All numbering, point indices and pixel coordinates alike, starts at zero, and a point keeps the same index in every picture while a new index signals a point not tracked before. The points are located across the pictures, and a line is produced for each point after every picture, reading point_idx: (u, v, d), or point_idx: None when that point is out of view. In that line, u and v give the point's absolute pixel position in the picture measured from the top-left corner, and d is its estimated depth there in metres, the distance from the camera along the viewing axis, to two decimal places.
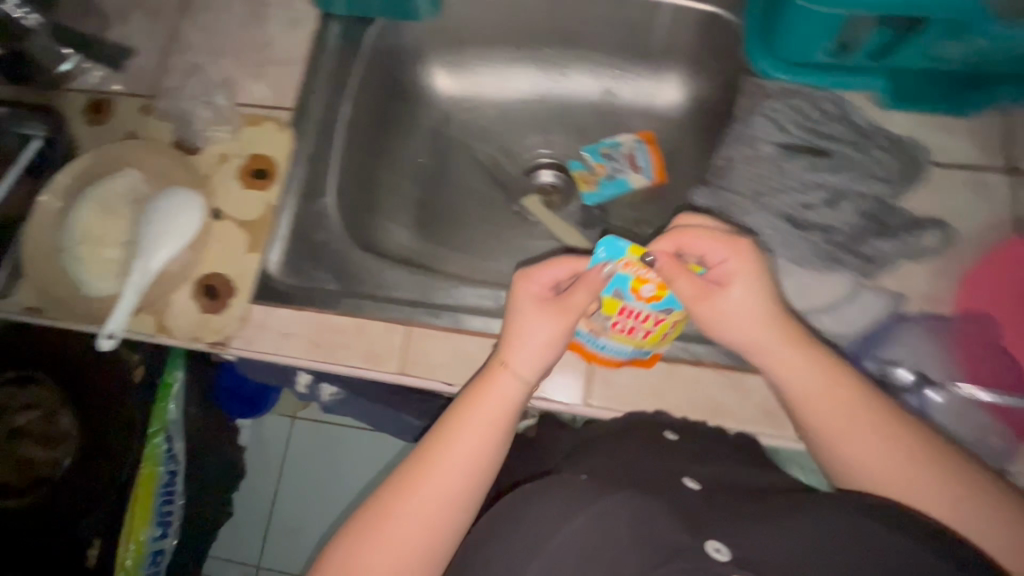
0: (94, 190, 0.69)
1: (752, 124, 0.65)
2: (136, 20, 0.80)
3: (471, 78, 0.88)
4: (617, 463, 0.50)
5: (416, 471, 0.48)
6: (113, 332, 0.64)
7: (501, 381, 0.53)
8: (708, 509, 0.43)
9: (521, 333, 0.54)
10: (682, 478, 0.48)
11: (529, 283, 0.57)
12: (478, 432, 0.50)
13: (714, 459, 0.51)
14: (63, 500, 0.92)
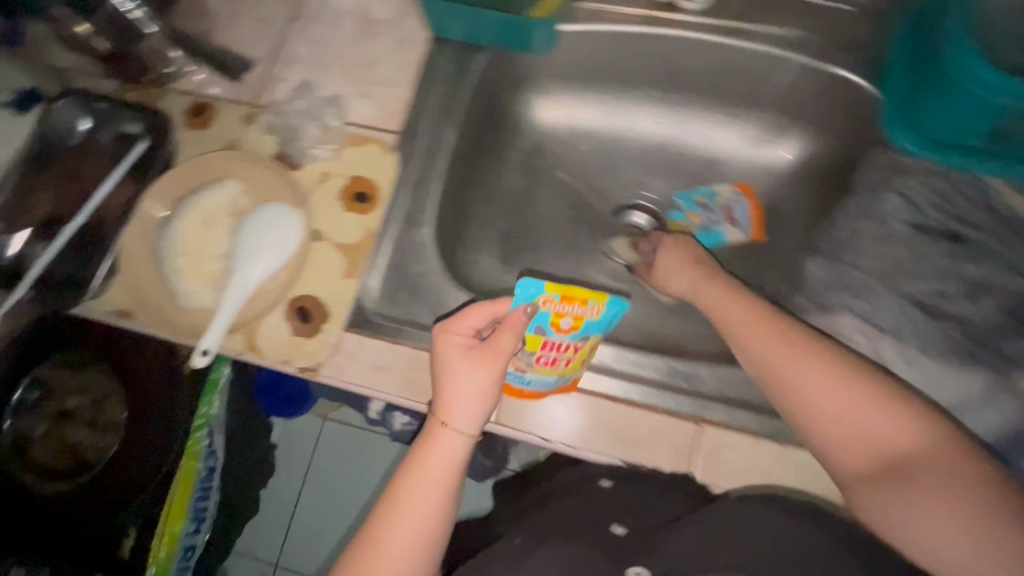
0: (197, 200, 0.69)
1: (882, 200, 0.63)
2: (243, 25, 0.79)
3: (572, 112, 0.86)
4: (557, 515, 0.59)
5: (371, 541, 0.52)
6: (208, 348, 0.62)
7: (441, 440, 0.55)
8: (623, 551, 0.53)
9: (453, 387, 0.56)
10: (609, 525, 0.57)
11: (452, 335, 0.57)
12: (420, 492, 0.53)
13: (635, 499, 0.60)
14: (111, 487, 0.91)
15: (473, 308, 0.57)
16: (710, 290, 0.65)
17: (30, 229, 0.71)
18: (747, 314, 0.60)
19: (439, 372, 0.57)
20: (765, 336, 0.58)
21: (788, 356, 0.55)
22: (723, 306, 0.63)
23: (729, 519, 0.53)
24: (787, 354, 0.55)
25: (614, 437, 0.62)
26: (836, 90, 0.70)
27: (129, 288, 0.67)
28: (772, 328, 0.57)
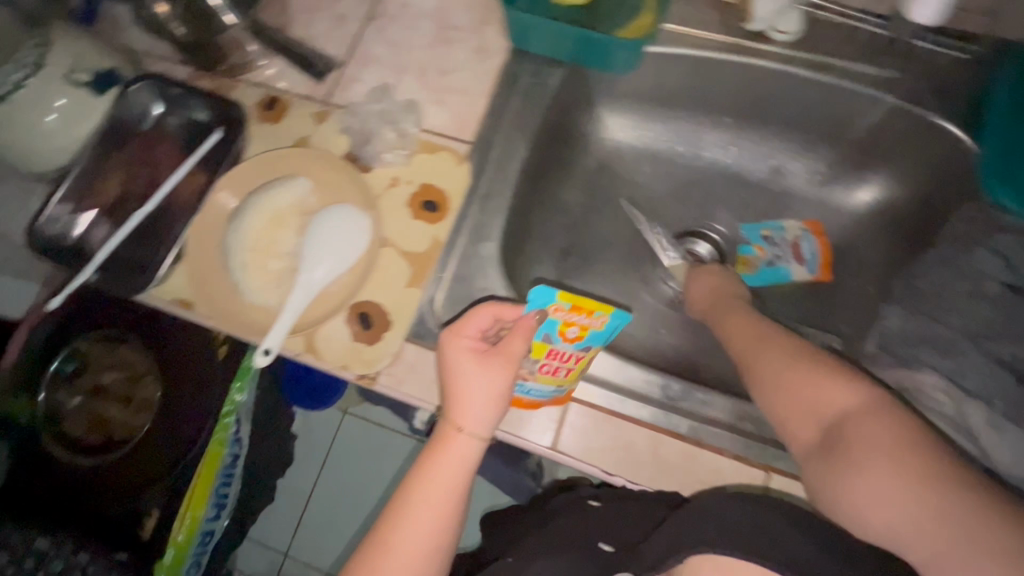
0: (266, 195, 0.68)
1: (974, 256, 0.60)
2: (320, 22, 0.78)
3: (642, 133, 0.84)
4: (543, 537, 0.60)
5: (381, 544, 0.51)
6: (270, 348, 0.62)
7: (454, 445, 0.54)
8: (612, 563, 0.54)
9: (465, 392, 0.55)
10: (599, 541, 0.57)
11: (463, 339, 0.56)
12: (433, 492, 0.53)
13: (622, 517, 0.60)
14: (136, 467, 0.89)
15: (482, 310, 0.56)
16: (720, 307, 0.67)
17: (96, 210, 0.71)
18: (741, 320, 0.61)
19: (448, 375, 0.56)
20: (746, 331, 0.59)
21: (753, 342, 0.57)
22: (726, 315, 0.64)
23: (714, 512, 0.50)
24: (764, 343, 0.56)
25: (677, 477, 0.59)
26: (923, 137, 0.68)
27: (193, 278, 0.66)
28: (754, 327, 0.59)
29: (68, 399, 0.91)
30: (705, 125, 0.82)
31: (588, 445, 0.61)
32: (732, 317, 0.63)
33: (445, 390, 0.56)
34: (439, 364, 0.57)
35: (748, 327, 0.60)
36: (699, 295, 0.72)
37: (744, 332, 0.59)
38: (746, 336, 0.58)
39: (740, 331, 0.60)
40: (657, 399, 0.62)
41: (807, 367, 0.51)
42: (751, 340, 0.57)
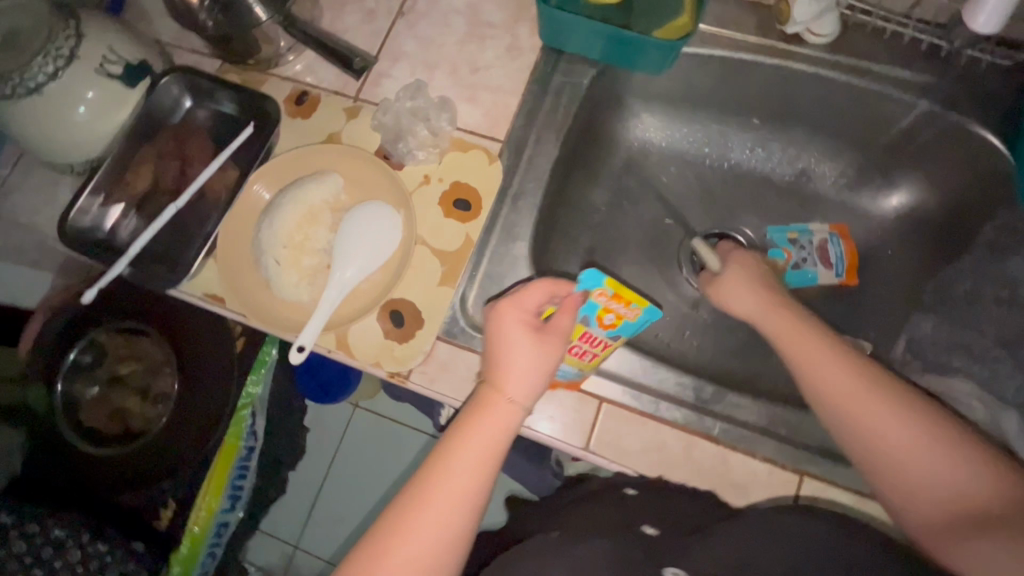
0: (297, 190, 0.68)
1: (1010, 264, 0.60)
2: (350, 16, 0.78)
3: (670, 133, 0.83)
4: (580, 520, 0.54)
5: (410, 509, 0.48)
6: (303, 345, 0.62)
7: (496, 409, 0.53)
8: (657, 553, 0.49)
9: (512, 359, 0.55)
10: (640, 525, 0.52)
11: (518, 307, 0.56)
12: (470, 457, 0.50)
13: (661, 507, 0.55)
14: (151, 459, 0.88)
15: (540, 283, 0.57)
16: (789, 320, 0.60)
17: (124, 203, 0.71)
18: (835, 355, 0.55)
19: (498, 341, 0.56)
20: (849, 378, 0.53)
21: (867, 395, 0.52)
22: (810, 337, 0.57)
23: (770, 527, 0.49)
24: (877, 400, 0.52)
25: (708, 479, 0.60)
26: (960, 142, 0.68)
27: (224, 272, 0.66)
28: (856, 374, 0.53)
29: (86, 389, 0.91)
30: (734, 126, 0.81)
31: (620, 447, 0.61)
32: (815, 346, 0.56)
33: (493, 356, 0.56)
34: (489, 330, 0.57)
35: (847, 370, 0.54)
36: (751, 304, 0.63)
37: (849, 378, 0.53)
38: (853, 387, 0.53)
39: (844, 379, 0.53)
40: (690, 402, 0.62)
41: (936, 443, 0.49)
42: (864, 392, 0.52)
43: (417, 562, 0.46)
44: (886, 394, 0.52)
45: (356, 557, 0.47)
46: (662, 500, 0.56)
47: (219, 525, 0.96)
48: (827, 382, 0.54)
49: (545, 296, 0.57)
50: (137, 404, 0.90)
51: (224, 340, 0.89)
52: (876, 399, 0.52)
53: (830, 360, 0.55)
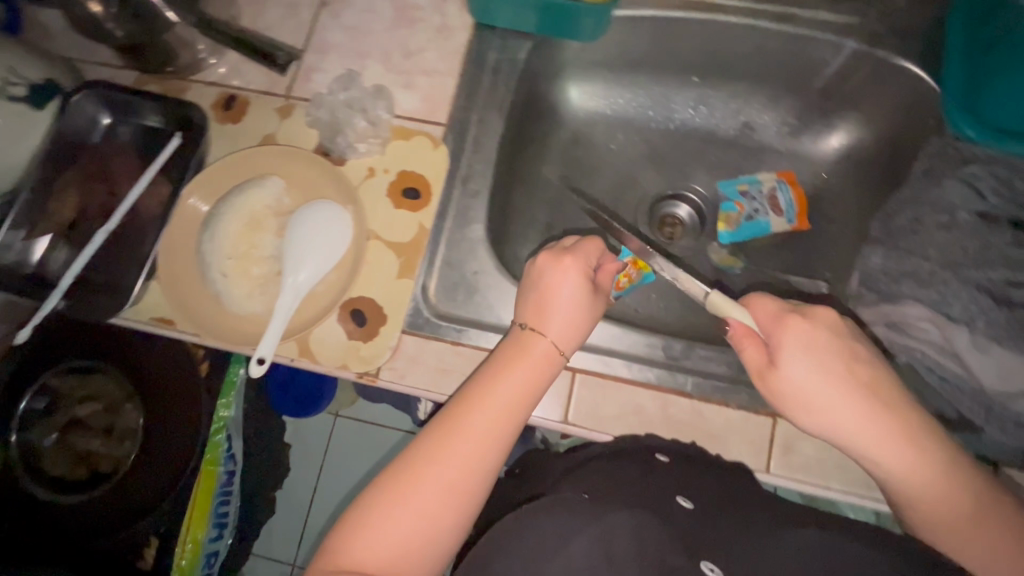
0: (237, 198, 0.65)
1: (946, 188, 0.63)
2: (271, 10, 0.74)
3: (613, 100, 0.83)
4: (612, 480, 0.49)
5: (446, 433, 0.49)
6: (263, 356, 0.59)
7: (537, 349, 0.55)
8: (690, 536, 0.44)
9: (557, 302, 0.56)
10: (676, 497, 0.48)
11: (573, 258, 0.58)
12: (509, 390, 0.52)
13: (695, 480, 0.51)
14: (121, 501, 0.84)
15: (595, 240, 0.60)
16: (877, 423, 0.48)
17: (52, 234, 0.66)
18: (918, 454, 0.48)
19: (543, 286, 0.58)
20: (945, 490, 0.47)
21: (965, 514, 0.47)
22: (901, 435, 0.48)
23: (794, 521, 0.46)
24: (965, 506, 0.47)
25: (686, 434, 0.61)
26: (889, 77, 0.71)
27: (168, 292, 0.62)
28: (943, 475, 0.48)
29: (46, 436, 0.86)
30: (675, 86, 0.82)
31: (598, 413, 0.61)
32: (910, 456, 0.48)
33: (535, 297, 0.57)
34: (533, 272, 0.59)
35: (939, 476, 0.48)
36: (840, 417, 0.49)
37: (938, 487, 0.48)
38: (945, 499, 0.47)
39: (934, 488, 0.48)
40: (661, 360, 0.63)
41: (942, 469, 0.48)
42: (962, 509, 0.47)
43: (450, 484, 0.47)
44: (980, 504, 0.47)
45: (383, 482, 0.47)
46: (699, 476, 0.52)
47: (208, 555, 0.93)
48: (913, 486, 0.48)
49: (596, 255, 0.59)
50: (101, 445, 0.86)
51: (181, 368, 0.83)
52: (972, 516, 0.47)
53: (923, 471, 0.48)
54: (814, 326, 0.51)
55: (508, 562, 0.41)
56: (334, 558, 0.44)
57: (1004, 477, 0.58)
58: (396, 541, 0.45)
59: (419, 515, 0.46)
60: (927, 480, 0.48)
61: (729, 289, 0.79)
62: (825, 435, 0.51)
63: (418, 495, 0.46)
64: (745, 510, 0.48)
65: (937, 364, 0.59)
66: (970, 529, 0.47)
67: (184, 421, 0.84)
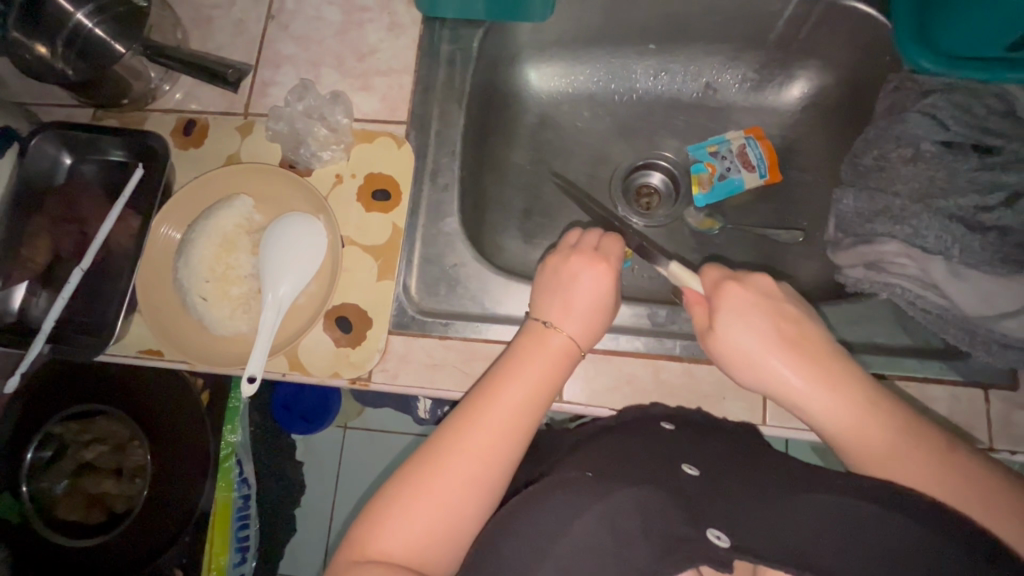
0: (208, 221, 0.65)
1: (908, 122, 0.63)
2: (219, 30, 0.74)
3: (574, 78, 0.83)
4: (618, 454, 0.50)
5: (467, 425, 0.49)
6: (253, 374, 0.59)
7: (555, 345, 0.55)
8: (697, 505, 0.43)
9: (576, 298, 0.57)
10: (681, 465, 0.48)
11: (604, 263, 0.59)
12: (527, 384, 0.52)
13: (700, 445, 0.51)
14: (138, 538, 0.84)
15: (610, 238, 0.61)
16: (799, 370, 0.49)
17: (28, 281, 0.66)
18: (841, 395, 0.47)
19: (565, 284, 0.58)
20: (883, 427, 0.45)
21: (895, 450, 0.44)
22: (822, 377, 0.48)
23: (812, 483, 0.44)
24: (893, 443, 0.44)
25: (681, 397, 0.61)
26: (841, 19, 0.71)
27: (151, 323, 0.62)
28: (867, 414, 0.46)
29: (56, 483, 0.86)
30: (632, 55, 0.82)
31: (591, 388, 0.62)
32: (830, 398, 0.47)
33: (559, 293, 0.58)
34: (563, 272, 0.59)
35: (869, 416, 0.46)
36: (767, 369, 0.50)
37: (862, 423, 0.46)
38: (866, 435, 0.45)
39: (855, 428, 0.46)
40: (647, 328, 0.64)
41: (879, 410, 0.46)
42: (890, 446, 0.44)
43: (473, 474, 0.47)
44: (913, 436, 0.44)
45: (403, 475, 0.48)
46: (704, 441, 0.52)
47: None
48: (841, 427, 0.47)
49: (617, 255, 0.60)
50: (114, 485, 0.86)
51: (180, 400, 0.83)
52: (902, 449, 0.44)
53: (843, 411, 0.47)
54: (752, 283, 0.53)
55: (515, 545, 0.41)
56: (355, 551, 0.45)
57: (997, 399, 0.58)
58: (418, 531, 0.45)
59: (441, 504, 0.46)
60: (847, 420, 0.46)
61: (711, 250, 0.79)
62: (762, 389, 0.52)
63: (441, 485, 0.47)
64: (751, 469, 0.48)
65: (919, 297, 0.59)
66: (898, 464, 0.44)
67: (191, 452, 0.84)
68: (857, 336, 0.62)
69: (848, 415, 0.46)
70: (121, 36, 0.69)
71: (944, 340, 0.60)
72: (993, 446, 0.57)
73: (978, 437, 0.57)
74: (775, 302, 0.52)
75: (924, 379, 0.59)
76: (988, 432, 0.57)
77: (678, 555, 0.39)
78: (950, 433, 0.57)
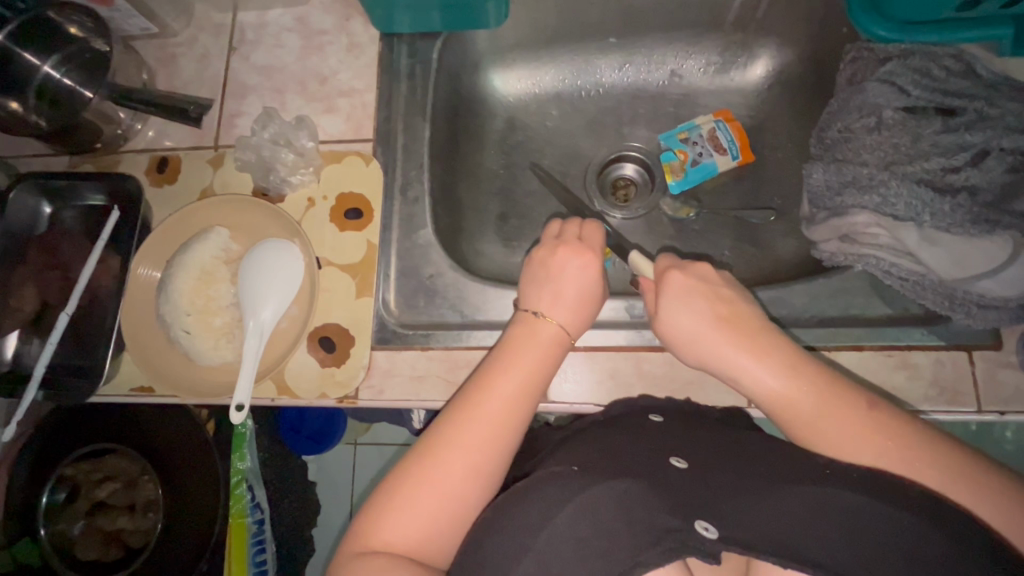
0: (185, 255, 0.66)
1: (869, 91, 0.63)
2: (183, 67, 0.75)
3: (538, 79, 0.83)
4: (603, 449, 0.50)
5: (462, 419, 0.49)
6: (242, 402, 0.60)
7: (544, 334, 0.55)
8: (685, 496, 0.43)
9: (564, 286, 0.57)
10: (670, 457, 0.48)
11: (591, 253, 0.59)
12: (518, 377, 0.52)
13: (687, 434, 0.52)
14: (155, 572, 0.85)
15: (592, 226, 0.62)
16: (736, 346, 0.50)
17: (19, 329, 0.67)
18: (777, 366, 0.48)
19: (554, 276, 0.58)
20: (834, 407, 0.45)
21: (841, 425, 0.44)
22: (761, 353, 0.49)
23: (799, 469, 0.44)
24: (822, 406, 0.45)
25: (666, 386, 0.61)
26: None
27: (139, 361, 0.63)
28: (813, 392, 0.46)
29: (72, 524, 0.87)
30: (594, 50, 0.82)
31: (576, 385, 0.62)
32: (759, 368, 0.48)
33: (549, 284, 0.58)
34: (550, 264, 0.59)
35: (818, 393, 0.46)
36: (708, 349, 0.51)
37: (796, 392, 0.47)
38: (812, 408, 0.46)
39: (791, 397, 0.47)
40: (627, 321, 0.64)
41: (829, 389, 0.46)
42: (819, 409, 0.45)
43: (468, 471, 0.47)
44: (863, 413, 0.44)
45: (398, 472, 0.48)
46: (694, 431, 0.52)
47: None
48: (786, 402, 0.47)
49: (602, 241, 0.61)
50: (127, 521, 0.87)
51: (182, 434, 0.84)
52: (828, 412, 0.45)
53: (780, 381, 0.47)
54: (699, 270, 0.55)
55: (495, 545, 0.42)
56: (356, 544, 0.45)
57: (981, 360, 0.58)
58: (418, 523, 0.45)
59: (441, 499, 0.46)
60: (787, 393, 0.47)
61: (690, 235, 0.78)
62: (710, 369, 0.52)
63: (438, 483, 0.47)
64: (748, 456, 0.48)
65: (895, 265, 0.59)
66: (853, 441, 0.44)
67: (200, 484, 0.85)
68: (838, 311, 0.62)
69: (793, 391, 0.47)
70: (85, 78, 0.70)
71: (924, 305, 0.60)
72: (982, 407, 0.57)
73: (967, 400, 0.57)
74: (715, 285, 0.53)
75: (908, 347, 0.59)
76: (975, 393, 0.57)
77: (662, 546, 0.39)
78: (939, 399, 0.57)
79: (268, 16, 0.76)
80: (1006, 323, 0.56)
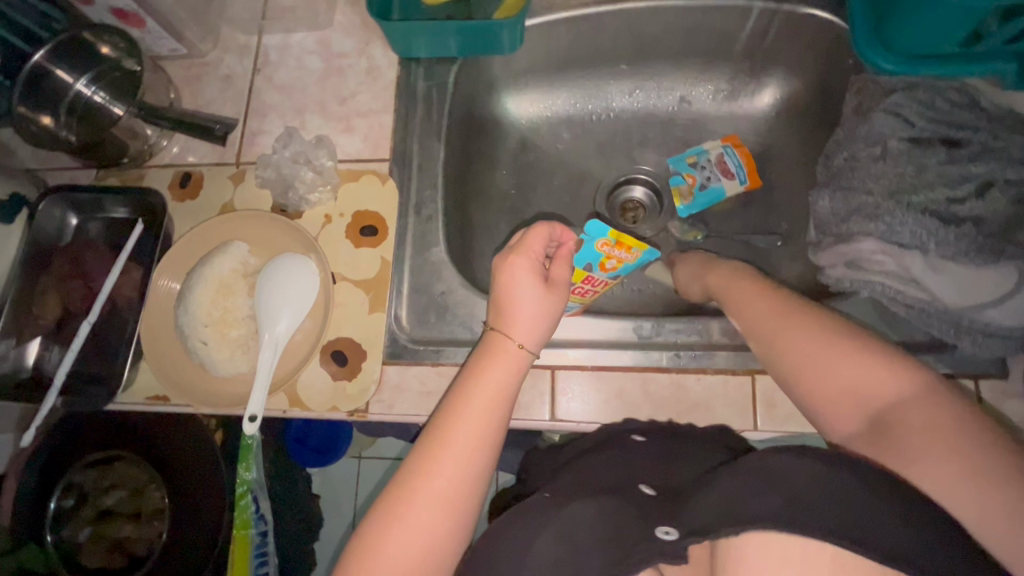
0: (204, 268, 0.67)
1: (875, 122, 0.64)
2: (209, 86, 0.78)
3: (550, 103, 0.86)
4: (584, 477, 0.53)
5: (433, 453, 0.48)
6: (255, 413, 0.61)
7: (507, 356, 0.54)
8: (653, 510, 0.45)
9: (513, 304, 0.56)
10: (638, 486, 0.50)
11: (523, 258, 0.56)
12: (482, 402, 0.51)
13: (668, 464, 0.53)
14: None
15: (540, 229, 0.57)
16: (747, 293, 0.56)
17: (41, 337, 0.69)
18: (790, 315, 0.51)
19: (504, 293, 0.56)
20: (844, 353, 0.47)
21: (845, 369, 0.47)
22: (772, 305, 0.53)
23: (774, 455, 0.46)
24: (861, 376, 0.46)
25: (672, 407, 0.62)
26: (801, 27, 0.74)
27: (154, 367, 0.65)
28: (823, 336, 0.49)
29: (78, 531, 0.87)
30: (605, 76, 0.84)
31: (583, 404, 0.63)
32: (799, 331, 0.50)
33: (500, 301, 0.56)
34: (495, 284, 0.57)
35: (827, 338, 0.48)
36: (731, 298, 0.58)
37: (800, 334, 0.50)
38: (812, 348, 0.49)
39: (796, 338, 0.50)
40: (634, 341, 0.65)
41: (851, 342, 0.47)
42: (818, 347, 0.48)
43: (443, 504, 0.47)
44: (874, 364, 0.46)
45: (379, 507, 0.47)
46: (674, 458, 0.54)
47: None
48: (793, 347, 0.50)
49: (571, 252, 0.58)
50: (132, 529, 0.88)
51: (191, 443, 0.85)
52: (834, 375, 0.47)
53: (787, 320, 0.51)
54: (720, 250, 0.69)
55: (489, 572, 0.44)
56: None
57: (988, 388, 0.58)
58: (406, 553, 0.45)
59: (421, 536, 0.45)
60: (795, 335, 0.50)
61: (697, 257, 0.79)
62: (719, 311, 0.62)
63: (415, 521, 0.46)
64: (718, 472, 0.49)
65: (899, 292, 0.59)
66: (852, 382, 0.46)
67: (212, 493, 0.86)
68: None
69: (799, 334, 0.50)
70: (116, 94, 0.73)
71: (930, 333, 0.60)
72: None
73: None
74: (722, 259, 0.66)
75: None
76: None
77: (632, 559, 0.41)
78: None
79: (291, 40, 0.79)
80: (1012, 353, 0.57)
